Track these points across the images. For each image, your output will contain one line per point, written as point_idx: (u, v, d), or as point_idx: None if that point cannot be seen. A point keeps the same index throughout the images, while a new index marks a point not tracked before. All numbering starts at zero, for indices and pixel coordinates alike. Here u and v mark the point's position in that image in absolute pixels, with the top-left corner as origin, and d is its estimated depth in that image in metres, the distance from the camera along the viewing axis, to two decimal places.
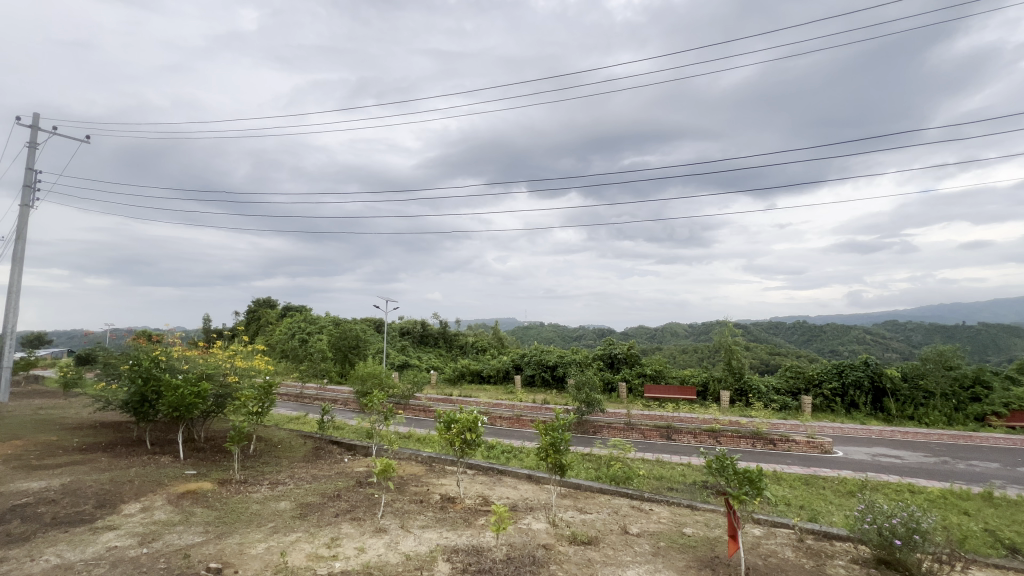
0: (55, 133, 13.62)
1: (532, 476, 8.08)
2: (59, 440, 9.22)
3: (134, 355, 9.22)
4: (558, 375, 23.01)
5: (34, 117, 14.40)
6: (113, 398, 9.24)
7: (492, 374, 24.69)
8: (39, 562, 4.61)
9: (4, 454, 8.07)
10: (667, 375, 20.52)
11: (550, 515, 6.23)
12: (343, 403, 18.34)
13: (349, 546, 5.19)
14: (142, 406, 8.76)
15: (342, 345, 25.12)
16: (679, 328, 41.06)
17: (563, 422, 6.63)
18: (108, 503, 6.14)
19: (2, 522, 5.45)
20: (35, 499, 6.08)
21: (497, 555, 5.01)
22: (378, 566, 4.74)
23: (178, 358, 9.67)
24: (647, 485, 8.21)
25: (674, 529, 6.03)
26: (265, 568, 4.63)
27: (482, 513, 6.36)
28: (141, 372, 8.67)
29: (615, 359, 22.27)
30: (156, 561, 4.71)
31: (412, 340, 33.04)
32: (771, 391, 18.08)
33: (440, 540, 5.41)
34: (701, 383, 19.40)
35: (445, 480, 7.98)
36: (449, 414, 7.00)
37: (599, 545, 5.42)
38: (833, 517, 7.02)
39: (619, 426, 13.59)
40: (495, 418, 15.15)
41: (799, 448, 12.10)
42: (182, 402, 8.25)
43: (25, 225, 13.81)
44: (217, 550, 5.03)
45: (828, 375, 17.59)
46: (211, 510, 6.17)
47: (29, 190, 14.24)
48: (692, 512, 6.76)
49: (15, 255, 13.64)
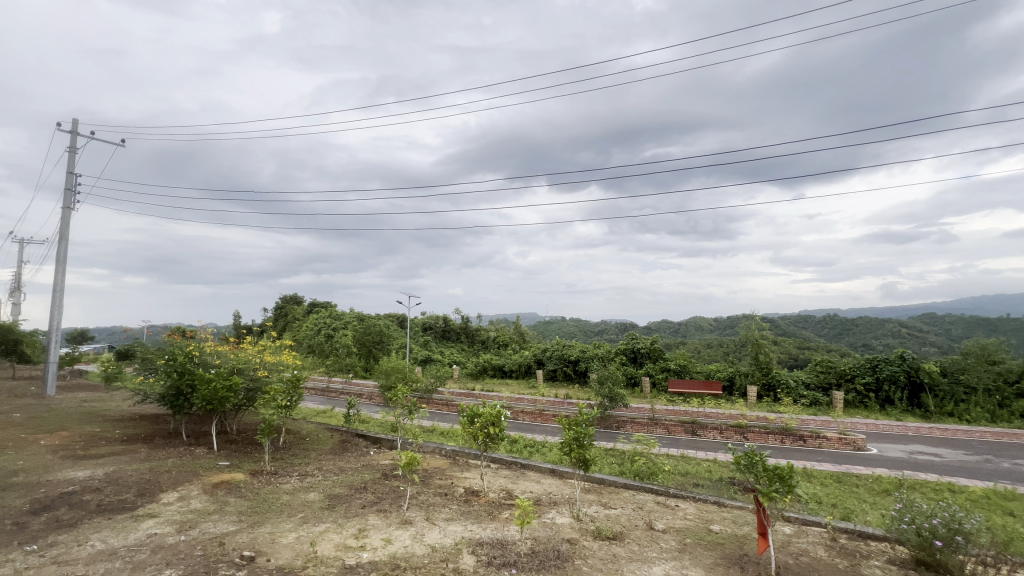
0: (94, 137, 15.01)
1: (556, 470, 8.06)
2: (102, 431, 9.66)
3: (170, 350, 9.56)
4: (581, 369, 22.93)
5: (73, 122, 15.06)
6: (152, 391, 9.62)
7: (513, 369, 24.78)
8: (86, 547, 4.85)
9: (52, 445, 8.50)
10: (692, 370, 20.19)
11: (574, 510, 6.22)
12: (368, 397, 18.72)
13: (376, 537, 5.28)
14: (178, 400, 9.11)
15: (367, 340, 25.61)
16: (704, 322, 40.31)
17: (586, 417, 6.57)
18: (148, 492, 6.41)
19: (51, 509, 5.74)
20: (81, 487, 6.40)
21: (522, 549, 5.03)
22: (405, 558, 4.80)
23: (210, 353, 9.96)
24: (673, 481, 8.11)
25: (701, 526, 5.94)
26: (297, 557, 4.76)
27: (506, 506, 6.40)
28: (176, 367, 9.01)
29: (638, 354, 22.04)
30: (193, 548, 4.90)
31: (434, 335, 33.41)
32: (800, 385, 17.61)
33: (465, 533, 5.45)
34: (728, 378, 19.04)
35: (469, 473, 8.06)
36: (472, 408, 7.02)
37: (624, 541, 5.38)
38: (867, 516, 6.80)
39: (643, 422, 13.47)
40: (517, 413, 15.22)
41: (830, 444, 11.74)
42: (215, 395, 8.54)
43: (67, 226, 14.49)
44: (250, 538, 5.19)
45: (861, 370, 17.05)
46: (244, 500, 6.38)
47: (70, 192, 14.91)
48: (719, 509, 6.65)
49: (58, 256, 14.30)
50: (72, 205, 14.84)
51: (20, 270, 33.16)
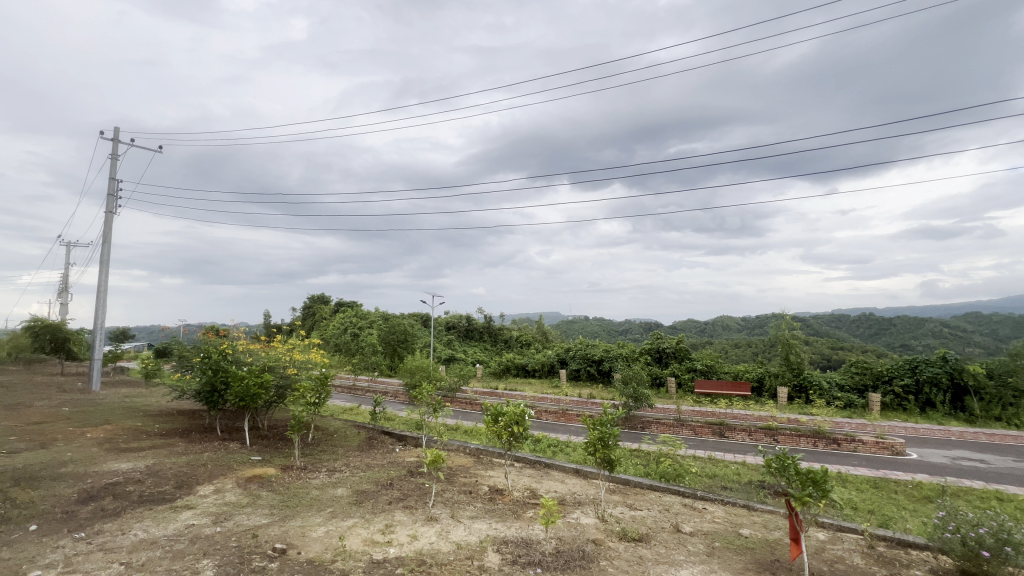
0: (134, 144, 15.71)
1: (580, 470, 8.02)
2: (142, 426, 10.11)
3: (205, 348, 9.92)
4: (604, 369, 22.75)
5: (115, 131, 15.79)
6: (188, 387, 10.01)
7: (536, 368, 24.75)
8: (128, 535, 5.08)
9: (97, 438, 8.94)
10: (719, 370, 19.78)
11: (599, 510, 6.17)
12: (393, 395, 19.03)
13: (402, 533, 5.36)
14: (213, 396, 9.45)
15: (392, 339, 26.00)
16: (731, 321, 39.38)
17: (611, 417, 6.51)
18: (185, 484, 6.68)
19: (97, 498, 6.03)
20: (124, 478, 6.71)
21: (547, 548, 5.01)
22: (431, 554, 4.86)
23: (242, 350, 10.28)
24: (700, 483, 7.96)
25: (730, 530, 5.80)
26: (326, 551, 4.87)
27: (531, 505, 6.40)
28: (211, 364, 9.36)
29: (663, 354, 21.69)
30: (228, 539, 5.07)
31: (457, 334, 33.66)
32: (834, 387, 17.01)
33: (490, 531, 5.48)
34: (757, 378, 18.57)
35: (493, 472, 8.08)
36: (496, 407, 7.04)
37: (650, 543, 5.31)
38: (907, 523, 6.53)
39: (669, 422, 13.28)
40: (541, 412, 15.22)
41: (866, 448, 11.30)
42: (248, 392, 8.83)
43: (110, 230, 15.20)
44: (282, 531, 5.34)
45: (900, 372, 16.36)
46: (275, 494, 6.57)
47: (112, 197, 15.63)
48: (749, 513, 6.48)
49: (101, 258, 15.01)
50: (114, 210, 15.56)
51: (67, 271, 34.95)
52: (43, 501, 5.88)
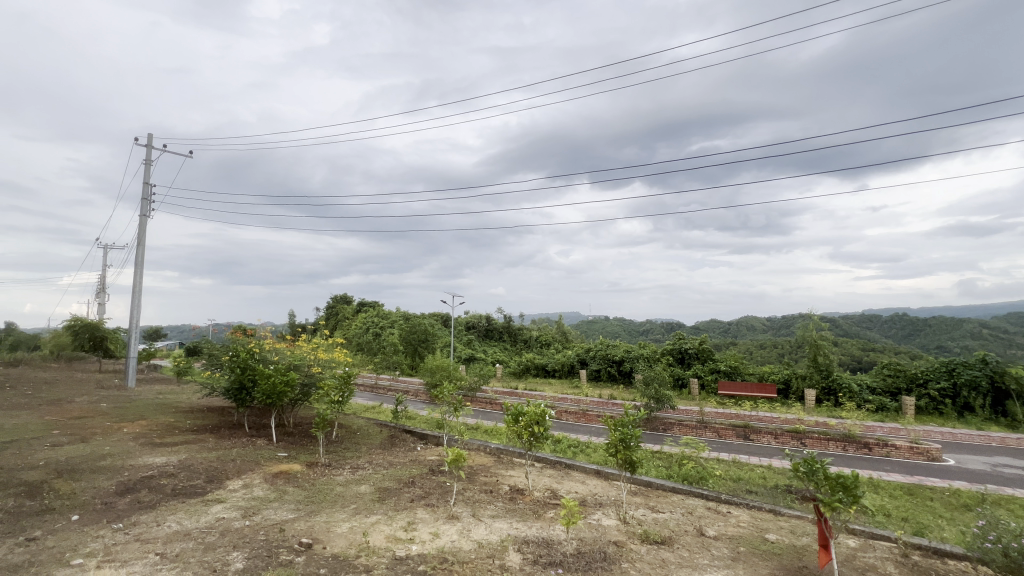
0: (166, 149, 16.29)
1: (601, 471, 7.97)
2: (175, 421, 10.48)
3: (233, 347, 10.20)
4: (625, 370, 22.52)
5: (149, 137, 16.39)
6: (217, 385, 10.31)
7: (556, 368, 24.67)
8: (163, 527, 5.28)
9: (133, 432, 9.31)
10: (744, 371, 19.36)
11: (620, 512, 6.11)
12: (414, 394, 19.23)
13: (424, 530, 5.43)
14: (241, 393, 9.72)
15: (413, 338, 26.29)
16: (756, 322, 38.51)
17: (633, 418, 6.45)
18: (216, 479, 6.89)
19: (134, 490, 6.28)
20: (158, 472, 6.97)
21: (568, 549, 5.01)
22: (452, 552, 4.91)
23: (269, 350, 10.54)
24: (724, 487, 7.80)
25: (756, 534, 5.69)
26: (350, 546, 4.96)
27: (552, 505, 6.39)
28: (239, 363, 9.61)
29: (685, 354, 21.35)
30: (257, 533, 5.22)
31: (477, 334, 33.80)
32: (865, 390, 16.45)
33: (511, 530, 5.50)
34: (783, 380, 18.10)
35: (514, 471, 8.10)
36: (517, 407, 7.05)
37: (673, 546, 5.24)
38: (944, 532, 6.27)
39: (692, 424, 13.08)
40: (561, 413, 15.16)
41: (900, 453, 10.90)
42: (274, 389, 9.06)
43: (144, 233, 15.79)
44: (308, 526, 5.47)
45: (936, 374, 15.72)
46: (301, 489, 6.73)
47: (146, 201, 16.24)
48: (775, 517, 6.34)
49: (136, 260, 15.61)
50: (148, 213, 16.15)
51: (104, 273, 36.45)
52: (84, 492, 6.15)
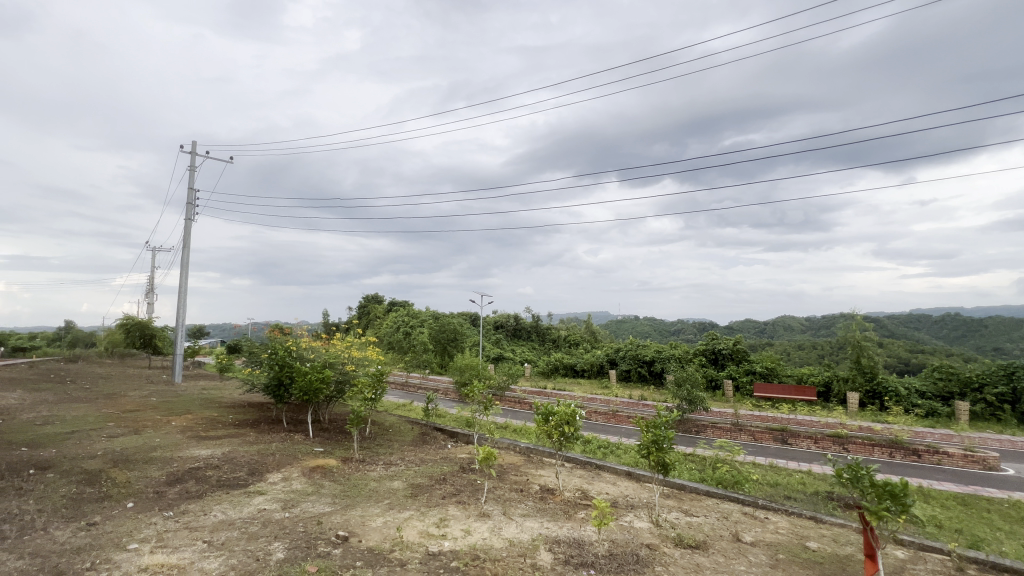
0: (209, 155, 17.05)
1: (632, 473, 7.87)
2: (218, 416, 10.97)
3: (272, 345, 10.58)
4: (656, 370, 22.15)
5: (193, 145, 17.19)
6: (257, 381, 10.73)
7: (585, 368, 24.50)
8: (210, 516, 5.54)
9: (181, 425, 9.80)
10: (781, 373, 18.75)
11: (653, 515, 6.02)
12: (445, 393, 19.48)
13: (456, 527, 5.49)
14: (280, 389, 10.08)
15: (442, 337, 26.65)
16: (794, 322, 37.15)
17: (666, 419, 6.33)
18: (257, 471, 7.17)
19: (182, 481, 6.61)
20: (204, 464, 7.32)
21: (599, 550, 4.97)
22: (484, 549, 4.94)
23: (305, 347, 10.86)
24: (761, 492, 7.55)
25: (795, 541, 5.49)
26: (384, 541, 5.07)
27: (582, 506, 6.35)
28: (277, 360, 9.96)
29: (719, 355, 20.79)
30: (296, 525, 5.40)
31: (506, 333, 33.93)
32: (913, 394, 15.63)
33: (541, 529, 5.50)
34: (823, 383, 17.38)
35: (544, 471, 8.11)
36: (547, 407, 7.04)
37: (708, 551, 5.12)
38: (1003, 546, 5.89)
39: (726, 427, 12.76)
40: (591, 413, 15.05)
41: (953, 461, 10.30)
42: (311, 386, 9.34)
43: (189, 236, 16.58)
44: (344, 519, 5.63)
45: (993, 378, 14.77)
46: (337, 484, 6.93)
47: (191, 205, 17.05)
48: (816, 525, 6.11)
49: (182, 262, 16.41)
50: (192, 217, 16.94)
51: (154, 274, 38.50)
52: (138, 481, 6.52)
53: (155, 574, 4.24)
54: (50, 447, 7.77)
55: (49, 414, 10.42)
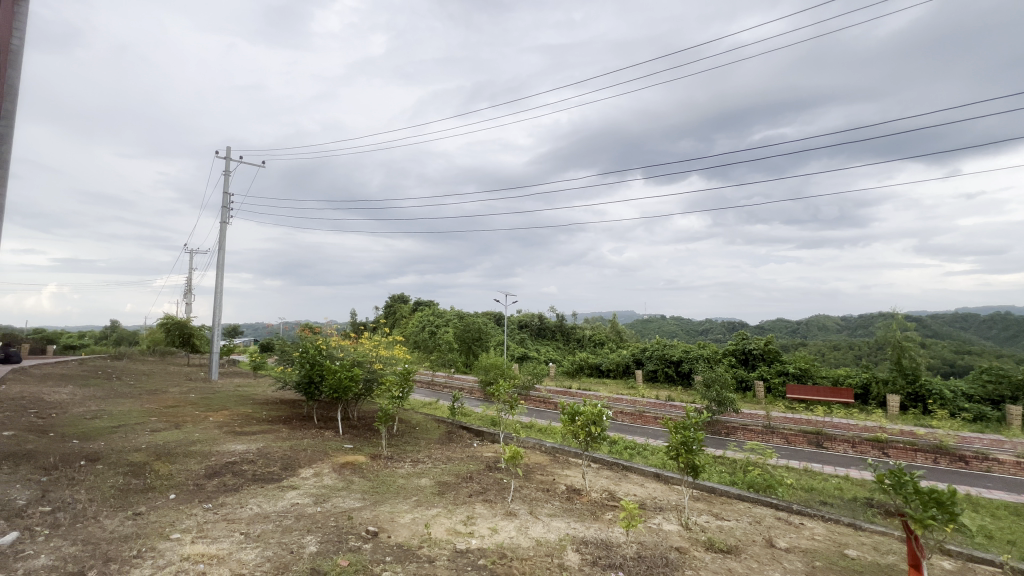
0: (242, 160, 17.65)
1: (660, 475, 7.75)
2: (253, 412, 11.35)
3: (303, 344, 10.85)
4: (684, 371, 21.73)
5: (227, 150, 17.80)
6: (289, 379, 11.04)
7: (610, 368, 24.25)
8: (246, 509, 5.74)
9: (218, 421, 10.18)
10: (816, 374, 18.14)
11: (682, 518, 5.91)
12: (470, 392, 19.62)
13: (483, 525, 5.52)
14: (311, 387, 10.34)
15: (467, 337, 26.89)
16: (829, 321, 35.85)
17: (695, 420, 6.17)
18: (290, 466, 7.39)
19: (220, 474, 6.87)
20: (241, 458, 7.58)
21: (627, 552, 4.91)
22: (511, 548, 4.96)
23: (335, 346, 11.08)
24: (795, 497, 7.31)
25: (833, 549, 5.30)
26: (413, 537, 5.14)
27: (609, 507, 6.28)
28: (309, 358, 10.22)
29: (749, 355, 20.24)
30: (327, 519, 5.54)
31: (530, 332, 33.91)
32: (959, 397, 14.86)
33: (568, 529, 5.47)
34: (861, 385, 16.71)
35: (570, 471, 8.08)
36: (573, 407, 7.00)
37: (740, 556, 5.00)
38: None
39: (757, 429, 12.43)
40: (617, 414, 14.90)
41: (1003, 469, 9.77)
42: (341, 384, 9.55)
43: (224, 238, 17.19)
44: (373, 515, 5.73)
45: None
46: (366, 480, 7.08)
47: (226, 209, 17.67)
48: (855, 532, 5.88)
49: (219, 263, 17.03)
50: (227, 220, 17.56)
51: (191, 275, 40.11)
52: (179, 474, 6.81)
53: (197, 563, 4.42)
54: (99, 440, 8.19)
55: (98, 409, 10.98)
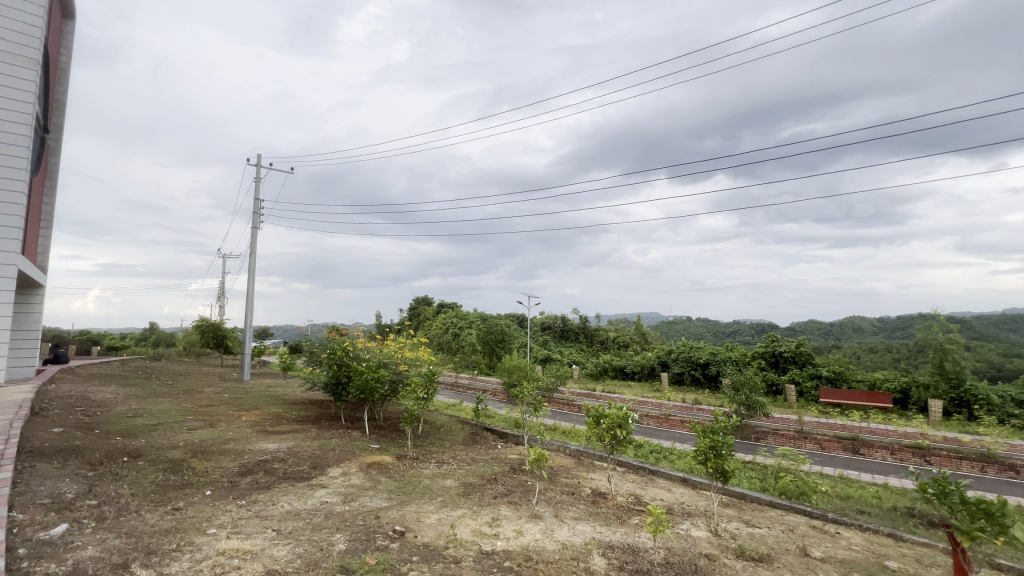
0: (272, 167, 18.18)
1: (688, 480, 7.60)
2: (283, 413, 11.65)
3: (331, 345, 11.09)
4: (711, 373, 21.28)
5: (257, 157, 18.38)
6: (317, 380, 11.29)
7: (635, 370, 23.95)
8: (278, 506, 5.89)
9: (250, 420, 10.49)
10: (851, 378, 17.50)
11: (711, 524, 5.78)
12: (493, 393, 19.72)
13: (508, 527, 5.52)
14: (339, 388, 10.56)
15: (490, 338, 27.04)
16: (865, 323, 34.50)
17: (724, 424, 6.02)
18: (319, 465, 7.56)
19: (253, 472, 7.07)
20: (272, 457, 7.80)
21: (655, 557, 4.84)
22: (537, 551, 4.94)
23: (361, 348, 11.26)
24: (830, 504, 7.07)
25: (872, 560, 5.09)
26: (439, 538, 5.17)
27: (636, 512, 6.20)
28: (336, 360, 10.44)
29: (780, 358, 19.67)
30: (355, 517, 5.64)
31: (553, 334, 33.83)
32: (1008, 403, 14.09)
33: (594, 533, 5.42)
34: (900, 390, 16.07)
35: (595, 474, 8.01)
36: (598, 410, 6.92)
37: (773, 564, 4.86)
38: None
39: (789, 435, 12.09)
40: (643, 417, 14.70)
41: None
42: (367, 385, 9.70)
43: (254, 243, 17.73)
44: (400, 515, 5.80)
45: None
46: (392, 480, 7.17)
47: (257, 214, 18.23)
48: (896, 543, 5.63)
49: (250, 267, 17.59)
50: (257, 225, 18.11)
51: (224, 278, 41.60)
52: (214, 471, 7.05)
53: (231, 558, 4.55)
54: (141, 438, 8.56)
55: (138, 407, 11.48)
